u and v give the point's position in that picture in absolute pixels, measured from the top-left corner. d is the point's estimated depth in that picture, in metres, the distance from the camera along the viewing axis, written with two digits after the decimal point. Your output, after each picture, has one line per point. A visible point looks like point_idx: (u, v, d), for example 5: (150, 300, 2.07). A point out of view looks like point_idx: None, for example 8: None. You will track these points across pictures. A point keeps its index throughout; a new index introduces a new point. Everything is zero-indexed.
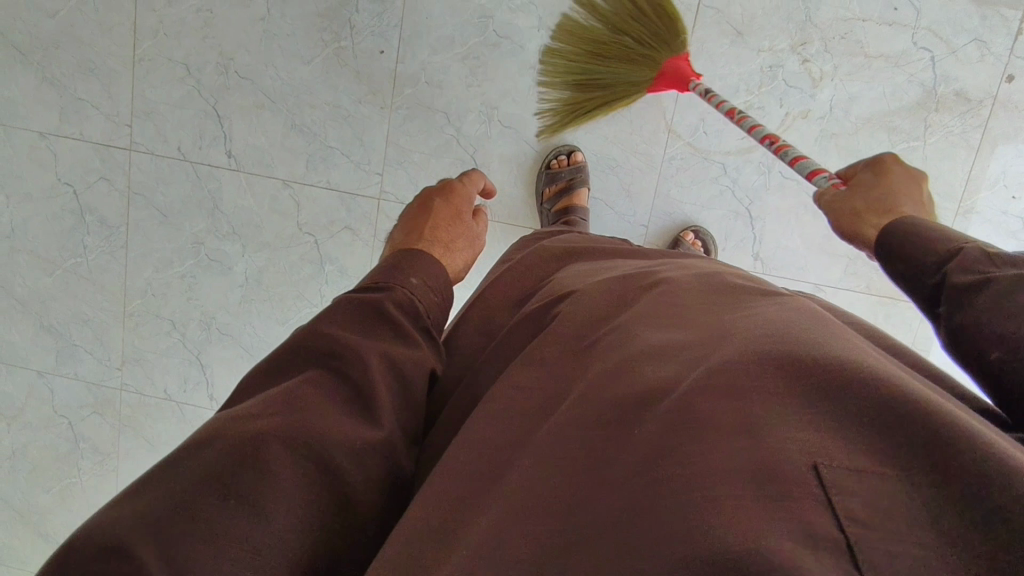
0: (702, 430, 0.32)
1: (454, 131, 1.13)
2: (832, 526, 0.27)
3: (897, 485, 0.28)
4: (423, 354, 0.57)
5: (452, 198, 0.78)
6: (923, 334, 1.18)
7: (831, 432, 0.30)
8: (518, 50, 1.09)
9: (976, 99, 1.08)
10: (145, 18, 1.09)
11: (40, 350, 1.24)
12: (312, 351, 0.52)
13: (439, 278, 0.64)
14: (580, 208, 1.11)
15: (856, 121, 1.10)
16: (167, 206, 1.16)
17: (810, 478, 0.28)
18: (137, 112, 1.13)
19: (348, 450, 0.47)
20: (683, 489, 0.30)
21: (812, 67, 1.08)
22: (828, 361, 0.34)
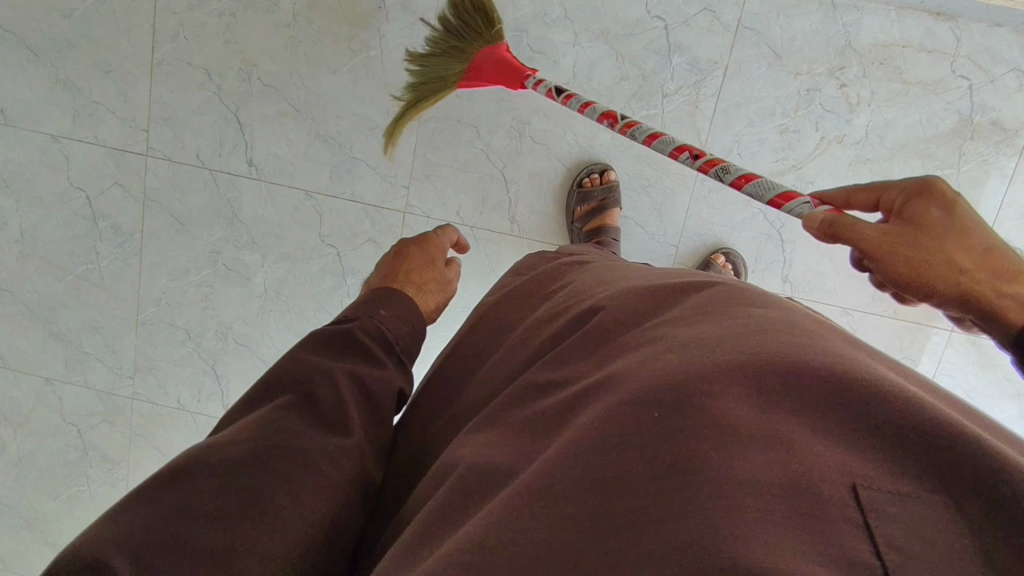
0: (733, 432, 0.31)
1: (484, 145, 1.13)
2: (867, 553, 0.27)
3: (935, 512, 0.27)
4: (392, 374, 0.58)
5: (428, 245, 0.77)
6: (945, 365, 1.15)
7: (865, 450, 0.30)
8: (552, 65, 1.10)
9: (1011, 129, 1.06)
10: (165, 21, 1.10)
11: (49, 357, 1.26)
12: (281, 377, 0.52)
13: (412, 312, 0.64)
14: (611, 229, 1.11)
15: (890, 148, 1.08)
16: (184, 213, 1.18)
17: (847, 499, 0.28)
18: (155, 117, 1.14)
19: (324, 464, 0.48)
20: (712, 492, 0.29)
21: (849, 92, 1.07)
22: (861, 371, 0.33)
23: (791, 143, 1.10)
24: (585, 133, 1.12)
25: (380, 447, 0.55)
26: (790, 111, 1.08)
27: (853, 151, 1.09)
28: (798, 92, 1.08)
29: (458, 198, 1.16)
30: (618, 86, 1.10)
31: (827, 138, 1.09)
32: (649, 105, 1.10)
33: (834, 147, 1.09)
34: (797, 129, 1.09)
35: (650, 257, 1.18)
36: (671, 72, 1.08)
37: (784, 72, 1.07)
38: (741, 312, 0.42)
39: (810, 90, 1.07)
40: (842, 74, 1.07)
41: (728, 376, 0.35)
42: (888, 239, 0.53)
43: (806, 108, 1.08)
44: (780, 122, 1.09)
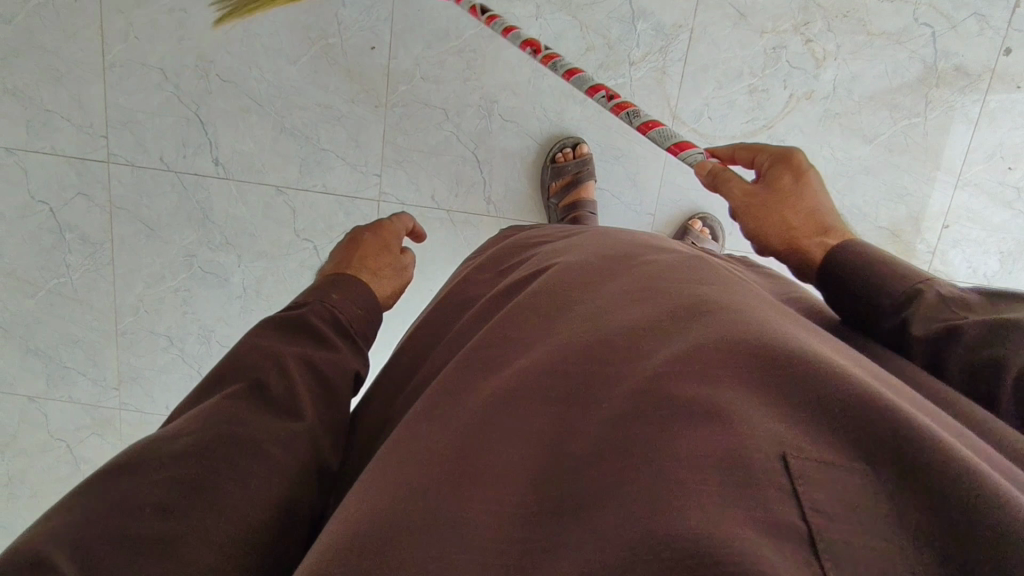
0: (676, 420, 0.32)
1: (454, 127, 1.12)
2: (793, 516, 0.27)
3: (864, 480, 0.28)
4: (346, 356, 0.58)
5: (382, 231, 0.76)
6: None
7: (799, 427, 0.30)
8: (516, 40, 1.08)
9: (975, 74, 1.06)
10: (113, 21, 1.07)
11: (29, 375, 1.25)
12: (231, 365, 0.52)
13: (367, 297, 0.65)
14: (587, 202, 1.11)
15: (859, 101, 1.08)
16: (153, 219, 1.16)
17: (778, 469, 0.28)
18: (112, 121, 1.12)
19: (274, 441, 0.48)
20: (650, 476, 0.30)
21: (815, 47, 1.07)
22: (808, 359, 0.34)
23: (760, 103, 1.09)
24: (554, 108, 1.11)
25: (334, 432, 0.54)
26: (758, 71, 1.08)
27: (823, 106, 1.09)
28: (765, 50, 1.07)
29: (432, 183, 1.15)
30: (584, 57, 1.09)
31: (796, 95, 1.09)
32: (617, 74, 1.09)
33: (803, 103, 1.09)
34: (766, 88, 1.08)
35: (630, 227, 1.17)
36: (636, 39, 1.08)
37: (750, 32, 1.06)
38: (698, 300, 0.43)
39: (777, 48, 1.07)
40: (807, 30, 1.06)
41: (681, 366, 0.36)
42: (745, 194, 0.64)
43: (774, 66, 1.08)
44: (748, 83, 1.08)
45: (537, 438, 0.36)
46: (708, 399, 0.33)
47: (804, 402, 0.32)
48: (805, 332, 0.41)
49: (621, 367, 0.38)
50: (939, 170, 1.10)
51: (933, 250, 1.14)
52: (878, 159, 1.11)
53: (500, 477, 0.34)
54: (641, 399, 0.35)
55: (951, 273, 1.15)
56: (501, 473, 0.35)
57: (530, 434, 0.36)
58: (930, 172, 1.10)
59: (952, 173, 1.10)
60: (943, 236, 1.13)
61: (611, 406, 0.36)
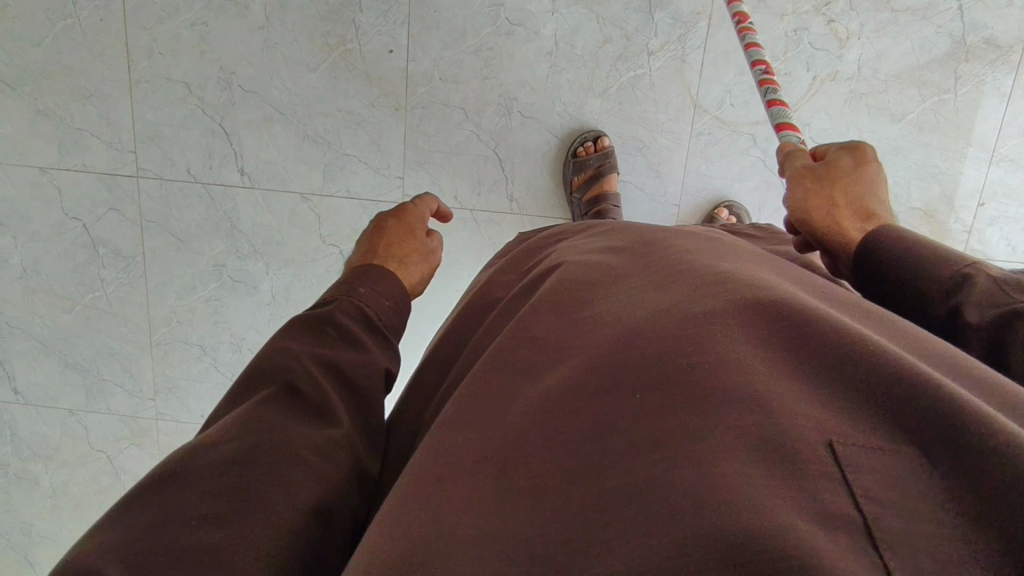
0: (712, 409, 0.33)
1: (474, 126, 1.12)
2: (843, 502, 0.26)
3: (912, 461, 0.27)
4: (376, 356, 0.58)
5: (407, 215, 0.76)
6: None
7: (838, 411, 0.31)
8: (533, 36, 1.08)
9: (1006, 46, 1.03)
10: (138, 38, 1.10)
11: (69, 389, 1.28)
12: (264, 369, 0.53)
13: (394, 291, 0.65)
14: (611, 195, 1.11)
15: (885, 79, 1.06)
16: (183, 230, 1.18)
17: (824, 454, 0.28)
18: (140, 136, 1.14)
19: (311, 447, 0.48)
20: (691, 468, 0.30)
21: (838, 27, 1.05)
22: (837, 338, 0.33)
23: (783, 87, 1.07)
24: (574, 102, 1.11)
25: (369, 436, 0.54)
26: (779, 54, 1.06)
27: (848, 87, 1.07)
28: (786, 33, 1.05)
29: (454, 183, 1.15)
30: (602, 49, 1.08)
31: (820, 77, 1.07)
32: (636, 65, 1.08)
33: (828, 85, 1.07)
34: (788, 71, 1.07)
35: (655, 219, 1.16)
36: (653, 29, 1.07)
37: (770, 16, 1.04)
38: (722, 282, 0.43)
39: (798, 30, 1.05)
40: (829, 10, 1.04)
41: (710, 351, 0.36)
42: (806, 172, 0.63)
43: (796, 49, 1.06)
44: (770, 67, 1.07)
45: (576, 435, 0.36)
46: (743, 388, 0.33)
47: (842, 386, 0.32)
48: (831, 305, 0.41)
49: (651, 353, 0.38)
50: (971, 146, 1.08)
51: (968, 229, 1.11)
52: (907, 139, 1.08)
53: (544, 480, 0.34)
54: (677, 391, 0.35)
55: (988, 252, 1.12)
56: (539, 472, 0.35)
57: (565, 431, 0.36)
58: (962, 149, 1.08)
59: (986, 149, 1.07)
60: (978, 214, 1.10)
61: (646, 398, 0.36)
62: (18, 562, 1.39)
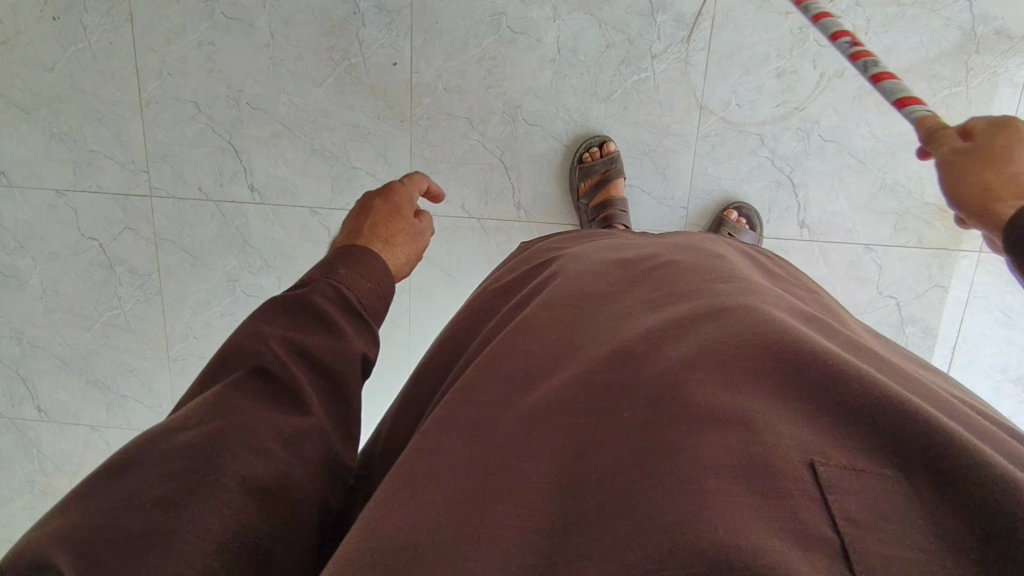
0: (695, 425, 0.32)
1: (479, 135, 1.12)
2: (824, 525, 0.27)
3: (894, 485, 0.28)
4: (350, 341, 0.56)
5: (393, 196, 0.74)
6: (980, 286, 1.10)
7: (825, 434, 0.30)
8: (535, 44, 1.07)
9: (1018, 35, 1.01)
10: (147, 60, 1.11)
11: (90, 406, 1.29)
12: (234, 351, 0.51)
13: (378, 271, 0.62)
14: (617, 200, 1.10)
15: (894, 74, 1.04)
16: (196, 246, 1.19)
17: (807, 475, 0.29)
18: (152, 156, 1.15)
19: (277, 437, 0.47)
20: (669, 484, 0.30)
21: (844, 23, 1.03)
22: (825, 361, 0.33)
23: (790, 85, 1.06)
24: (578, 108, 1.10)
25: (343, 422, 0.53)
26: (785, 53, 1.04)
27: (856, 84, 1.05)
28: (791, 32, 1.04)
29: (461, 192, 1.14)
30: (605, 54, 1.07)
31: (827, 74, 1.05)
32: (640, 69, 1.07)
33: (836, 82, 1.05)
34: (794, 69, 1.05)
35: (663, 223, 1.15)
36: (656, 32, 1.06)
37: (774, 14, 1.03)
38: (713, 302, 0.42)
39: (803, 28, 1.03)
40: (834, 7, 1.02)
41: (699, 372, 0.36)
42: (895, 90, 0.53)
43: (801, 47, 1.04)
44: (776, 65, 1.05)
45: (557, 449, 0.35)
46: (732, 404, 0.33)
47: (826, 403, 0.32)
48: (821, 330, 0.41)
49: (637, 366, 0.38)
50: None
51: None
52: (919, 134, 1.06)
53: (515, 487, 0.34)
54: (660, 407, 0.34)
55: None
56: (522, 474, 0.34)
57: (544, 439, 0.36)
58: None
59: None
60: None
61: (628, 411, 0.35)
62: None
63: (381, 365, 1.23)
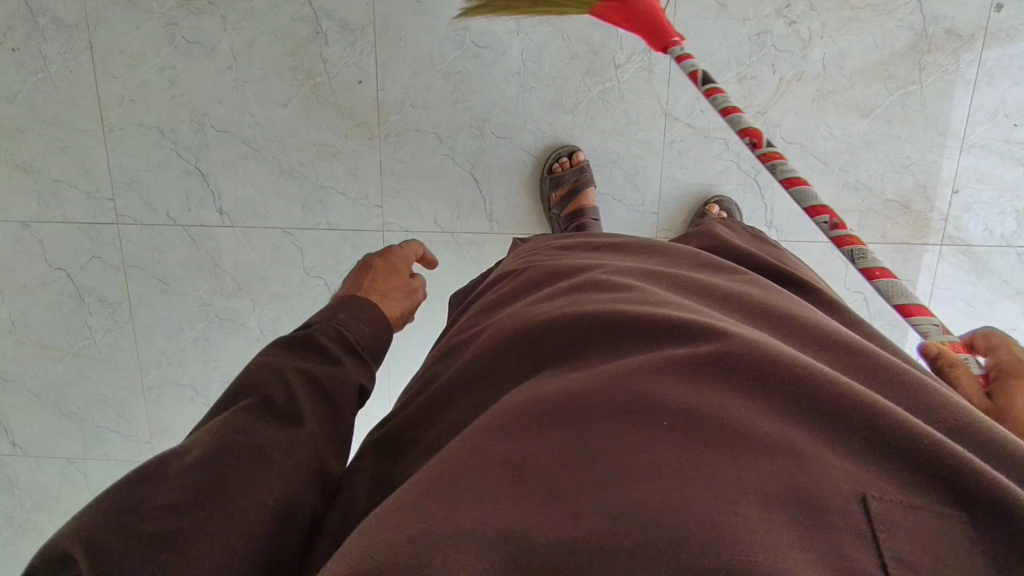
0: (743, 448, 0.33)
1: (448, 150, 1.12)
2: (872, 562, 0.29)
3: (944, 528, 0.30)
4: (349, 370, 0.60)
5: (392, 259, 0.81)
6: (943, 279, 1.14)
7: (871, 469, 0.33)
8: (500, 58, 1.08)
9: (967, 34, 1.04)
10: (108, 87, 1.09)
11: (65, 438, 1.26)
12: (244, 379, 0.55)
13: (376, 318, 0.67)
14: (590, 209, 1.11)
15: (850, 75, 1.07)
16: (167, 272, 1.17)
17: (857, 510, 0.31)
18: (118, 183, 1.13)
19: (275, 446, 0.50)
20: (720, 500, 0.31)
21: (800, 27, 1.05)
22: (868, 394, 0.35)
23: (752, 90, 1.08)
24: (546, 119, 1.11)
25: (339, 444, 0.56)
26: (745, 59, 1.07)
27: (815, 86, 1.07)
28: (749, 38, 1.06)
29: (433, 208, 1.14)
30: (570, 66, 1.08)
31: (786, 78, 1.07)
32: (605, 79, 1.08)
33: (795, 86, 1.07)
34: (755, 75, 1.08)
35: (635, 228, 1.16)
36: (618, 42, 1.07)
37: (732, 21, 1.05)
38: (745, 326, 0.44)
39: (761, 34, 1.06)
40: (790, 11, 1.05)
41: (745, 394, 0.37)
42: None
43: (760, 52, 1.06)
44: (737, 71, 1.07)
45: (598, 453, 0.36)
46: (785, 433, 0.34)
47: (875, 431, 0.33)
48: (841, 348, 0.43)
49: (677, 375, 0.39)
50: (944, 136, 1.08)
51: (944, 217, 1.12)
52: (878, 133, 1.08)
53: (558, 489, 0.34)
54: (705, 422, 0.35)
55: (967, 238, 1.12)
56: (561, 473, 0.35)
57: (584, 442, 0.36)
58: (933, 138, 1.08)
59: (956, 138, 1.08)
60: (954, 200, 1.11)
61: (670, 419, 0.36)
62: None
63: None
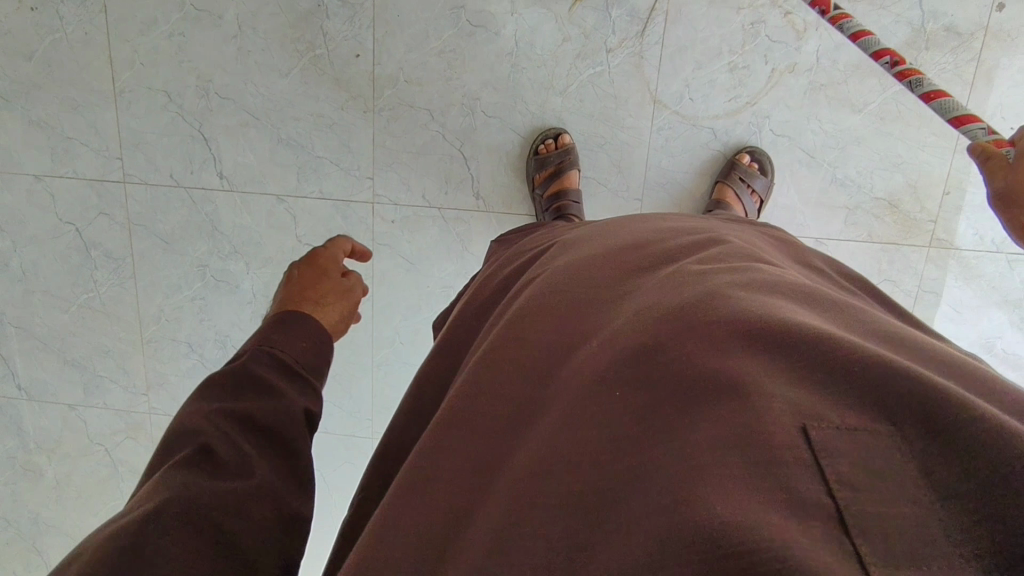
0: (691, 410, 0.32)
1: (439, 127, 1.10)
2: (818, 491, 0.27)
3: (884, 445, 0.28)
4: (293, 396, 0.55)
5: (317, 261, 0.75)
6: (930, 282, 1.09)
7: (815, 396, 0.30)
8: (494, 37, 1.06)
9: (967, 33, 1.01)
10: (120, 50, 1.08)
11: (67, 385, 1.25)
12: (177, 433, 0.51)
13: (316, 330, 0.62)
14: (571, 192, 1.08)
15: (845, 69, 1.03)
16: (169, 232, 1.16)
17: (798, 440, 0.28)
18: (126, 144, 1.12)
19: (223, 505, 0.47)
20: (672, 470, 0.30)
21: (795, 18, 1.01)
22: (812, 330, 0.33)
23: (742, 80, 1.04)
24: (535, 100, 1.09)
25: (299, 476, 0.53)
26: (737, 48, 1.03)
27: (808, 79, 1.03)
28: (743, 26, 1.02)
29: (422, 181, 1.13)
30: (561, 48, 1.05)
31: (778, 69, 1.03)
32: (595, 63, 1.06)
33: (788, 77, 1.03)
34: (747, 64, 1.03)
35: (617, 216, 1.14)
36: (611, 26, 1.04)
37: (725, 8, 1.01)
38: (700, 280, 0.42)
39: (755, 23, 1.02)
40: (786, 2, 1.01)
41: (689, 345, 0.35)
42: None
43: (754, 42, 1.03)
44: (728, 60, 1.03)
45: (560, 443, 0.35)
46: (721, 373, 0.32)
47: (816, 363, 0.31)
48: (803, 290, 0.40)
49: (627, 346, 0.37)
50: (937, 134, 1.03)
51: (934, 218, 1.07)
52: (871, 129, 1.04)
53: (528, 496, 0.33)
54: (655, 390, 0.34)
55: (958, 240, 1.07)
56: (528, 479, 0.34)
57: (548, 439, 0.35)
58: (925, 137, 1.03)
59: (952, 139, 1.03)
60: (946, 202, 1.06)
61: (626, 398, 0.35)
62: (23, 552, 1.38)
63: (346, 351, 1.23)
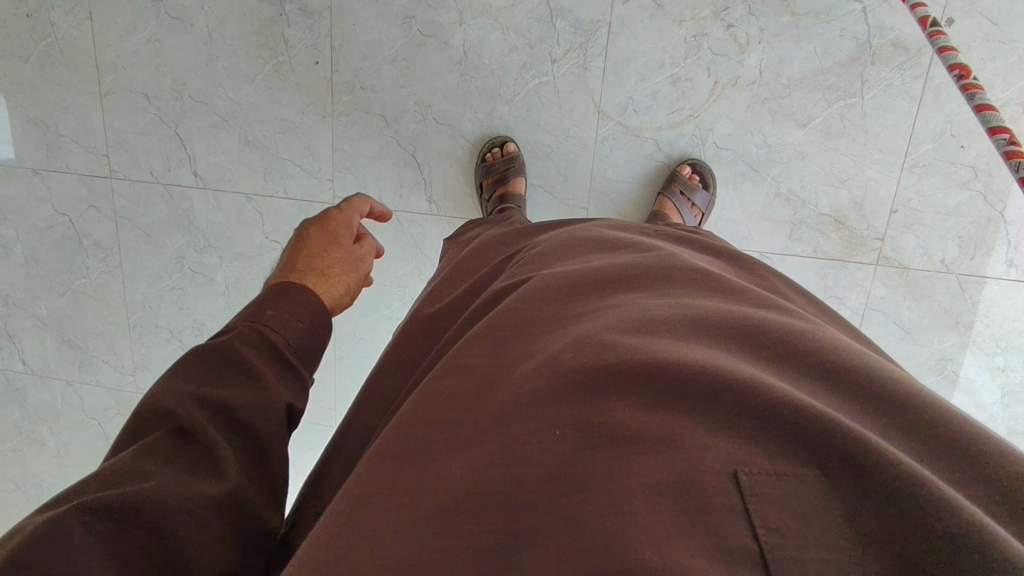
0: (623, 443, 0.31)
1: (393, 132, 1.09)
2: (745, 535, 0.27)
3: (813, 494, 0.28)
4: (277, 391, 0.50)
5: (329, 223, 0.69)
6: (876, 301, 1.10)
7: (747, 443, 0.30)
8: (444, 47, 1.05)
9: (914, 48, 0.98)
10: (103, 54, 1.08)
11: (64, 364, 1.28)
12: (151, 411, 0.46)
13: (317, 309, 0.57)
14: (517, 197, 1.06)
15: (788, 83, 1.02)
16: (151, 226, 1.16)
17: (730, 487, 0.28)
18: (111, 141, 1.13)
19: (187, 511, 0.42)
20: (598, 502, 0.29)
21: (737, 32, 1.00)
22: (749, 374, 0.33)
23: (685, 92, 1.04)
24: (483, 109, 1.08)
25: (268, 486, 0.49)
26: (679, 60, 1.02)
27: (750, 92, 1.03)
28: (685, 39, 1.02)
29: (379, 185, 1.12)
30: (508, 58, 1.05)
31: (721, 82, 1.03)
32: (541, 72, 1.05)
33: (730, 90, 1.03)
34: (689, 77, 1.03)
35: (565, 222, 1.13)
36: (555, 37, 1.03)
37: (668, 22, 1.01)
38: (642, 314, 0.42)
39: (697, 36, 1.01)
40: (727, 15, 1.00)
41: (628, 378, 0.35)
42: None
43: (696, 54, 1.02)
44: (671, 73, 1.03)
45: (487, 464, 0.33)
46: (661, 419, 0.32)
47: (751, 406, 0.31)
48: (742, 320, 0.40)
49: (565, 372, 0.37)
50: (880, 152, 1.03)
51: (881, 236, 1.07)
52: (813, 143, 1.04)
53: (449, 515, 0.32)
54: (589, 421, 0.33)
55: (904, 259, 1.07)
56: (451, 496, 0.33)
57: (476, 459, 0.34)
58: (872, 154, 1.03)
59: (897, 155, 1.03)
60: (892, 221, 1.06)
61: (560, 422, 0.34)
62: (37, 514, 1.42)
63: None
